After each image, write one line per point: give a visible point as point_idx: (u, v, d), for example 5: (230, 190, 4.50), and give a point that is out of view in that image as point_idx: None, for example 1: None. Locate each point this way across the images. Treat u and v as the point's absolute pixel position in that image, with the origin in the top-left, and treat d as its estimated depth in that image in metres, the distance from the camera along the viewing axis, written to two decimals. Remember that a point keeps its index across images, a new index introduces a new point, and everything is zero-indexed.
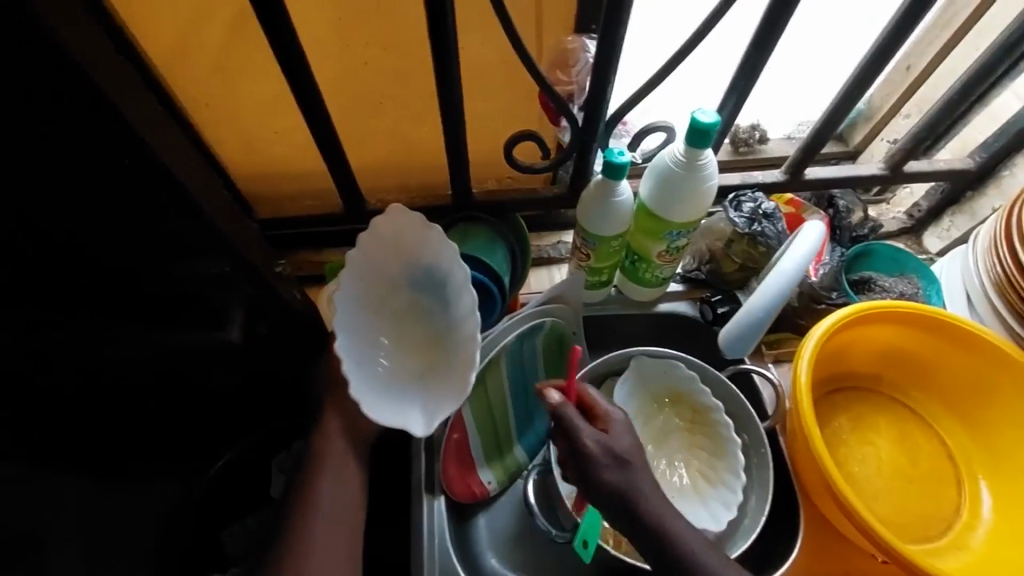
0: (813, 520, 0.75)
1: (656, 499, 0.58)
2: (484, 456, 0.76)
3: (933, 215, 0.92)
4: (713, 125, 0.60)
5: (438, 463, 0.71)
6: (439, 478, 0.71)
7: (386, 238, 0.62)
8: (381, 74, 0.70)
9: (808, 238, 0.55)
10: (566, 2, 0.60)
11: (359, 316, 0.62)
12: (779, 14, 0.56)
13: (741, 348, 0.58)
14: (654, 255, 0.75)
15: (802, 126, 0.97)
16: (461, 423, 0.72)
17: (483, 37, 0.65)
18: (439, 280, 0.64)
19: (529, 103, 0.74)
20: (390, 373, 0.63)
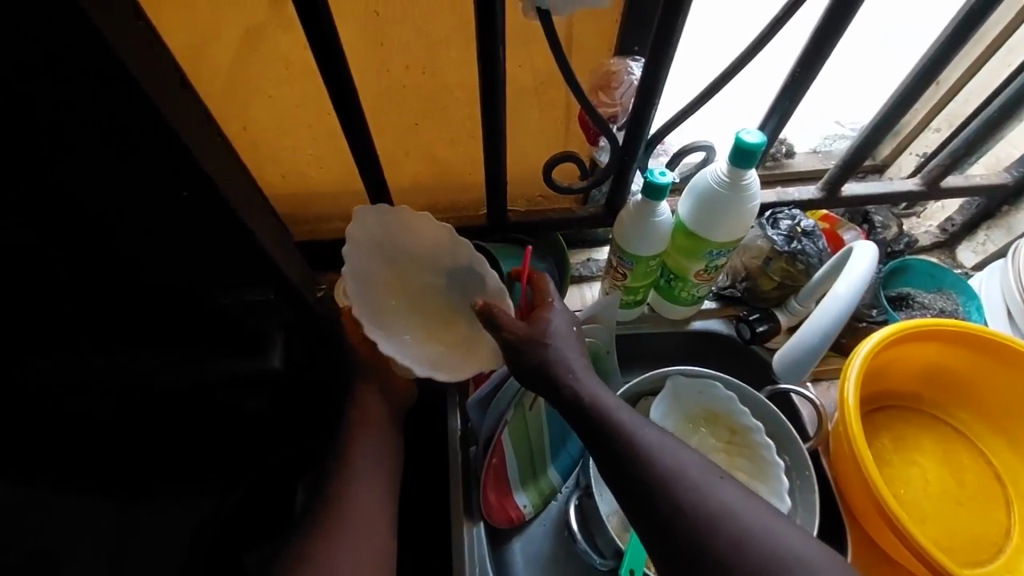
0: (860, 543, 0.73)
1: (703, 470, 0.52)
2: (519, 480, 0.74)
3: (967, 229, 0.90)
4: (759, 145, 0.59)
5: (478, 490, 0.70)
6: (479, 504, 0.70)
7: (364, 241, 0.68)
8: (421, 96, 0.70)
9: (861, 266, 0.57)
10: (611, 25, 0.60)
11: (376, 317, 0.68)
12: (827, 36, 0.56)
13: (797, 378, 0.59)
14: (692, 274, 0.74)
15: (830, 139, 0.94)
16: (501, 449, 0.71)
17: (524, 57, 0.65)
18: (436, 256, 0.70)
19: (567, 123, 0.74)
20: (419, 344, 0.69)
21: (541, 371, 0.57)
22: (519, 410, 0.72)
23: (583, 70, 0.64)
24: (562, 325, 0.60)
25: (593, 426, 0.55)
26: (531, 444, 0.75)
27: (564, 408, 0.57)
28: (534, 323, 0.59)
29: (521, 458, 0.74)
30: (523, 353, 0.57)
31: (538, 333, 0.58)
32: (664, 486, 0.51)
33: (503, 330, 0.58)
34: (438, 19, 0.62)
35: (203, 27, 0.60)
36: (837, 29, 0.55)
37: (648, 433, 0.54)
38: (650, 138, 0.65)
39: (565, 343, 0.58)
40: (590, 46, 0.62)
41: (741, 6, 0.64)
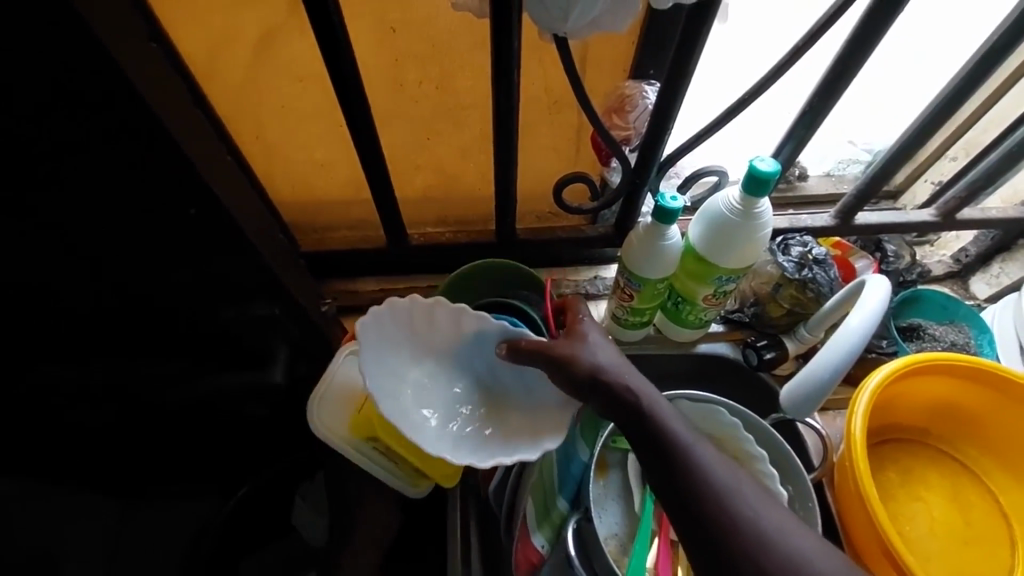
0: None
1: (761, 497, 0.49)
2: (536, 519, 0.73)
3: (981, 261, 0.89)
4: (773, 174, 0.59)
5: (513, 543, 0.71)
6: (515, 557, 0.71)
7: (376, 355, 0.63)
8: (433, 110, 0.70)
9: (873, 297, 0.56)
10: (626, 49, 0.60)
11: (423, 431, 0.63)
12: (846, 68, 0.56)
13: (806, 415, 0.56)
14: (701, 298, 0.73)
15: (844, 164, 0.92)
16: (526, 522, 0.72)
17: (538, 76, 0.64)
18: (444, 336, 0.66)
19: (579, 141, 0.73)
20: (485, 430, 0.65)
21: (594, 379, 0.54)
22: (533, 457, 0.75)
23: (597, 90, 0.63)
24: (601, 338, 0.57)
25: (646, 440, 0.52)
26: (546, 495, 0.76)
27: (616, 414, 0.53)
28: (574, 334, 0.57)
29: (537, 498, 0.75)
30: (570, 365, 0.54)
31: (579, 347, 0.55)
32: (718, 499, 0.48)
33: (549, 348, 0.56)
34: (455, 36, 0.62)
35: (218, 35, 0.60)
36: (856, 61, 0.55)
37: (703, 449, 0.51)
38: (662, 161, 0.64)
39: (609, 355, 0.55)
40: (605, 67, 0.61)
41: (762, 32, 0.63)
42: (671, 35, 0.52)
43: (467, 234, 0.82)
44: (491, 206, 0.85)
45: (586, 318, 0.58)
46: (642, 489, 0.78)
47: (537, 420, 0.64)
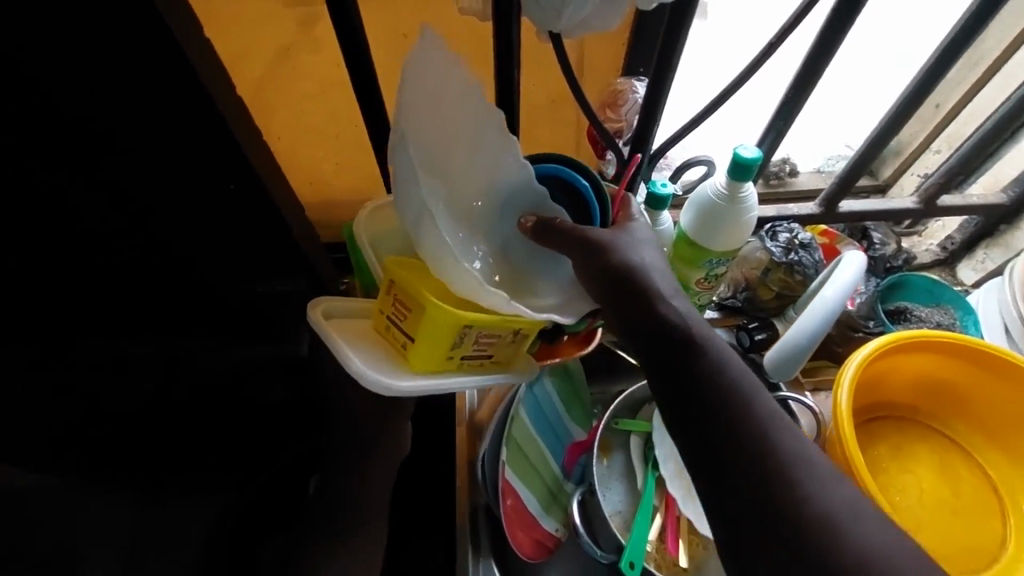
0: None
1: (828, 470, 0.41)
2: (540, 506, 0.76)
3: (966, 248, 0.93)
4: (755, 160, 0.64)
5: (505, 530, 0.71)
6: (511, 545, 0.71)
7: (417, 109, 0.43)
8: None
9: (850, 268, 0.62)
10: (617, 48, 0.67)
11: (429, 246, 0.45)
12: (813, 67, 0.61)
13: (791, 372, 0.64)
14: (694, 282, 0.77)
15: (832, 160, 0.97)
16: (511, 487, 0.72)
17: (538, 75, 0.70)
18: (477, 164, 0.49)
19: (580, 136, 0.79)
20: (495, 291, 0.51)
21: (627, 278, 0.46)
22: (508, 439, 0.75)
23: (592, 86, 0.71)
24: (648, 242, 0.50)
25: (675, 359, 0.45)
26: (534, 464, 0.77)
27: (649, 327, 0.46)
28: (620, 230, 0.50)
29: (532, 482, 0.76)
30: (606, 253, 0.47)
31: (621, 239, 0.48)
32: (772, 462, 0.40)
33: (592, 233, 0.48)
34: (462, 42, 0.68)
35: (250, 46, 0.66)
36: (825, 54, 0.60)
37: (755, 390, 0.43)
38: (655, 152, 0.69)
39: (651, 264, 0.48)
40: (600, 63, 0.69)
41: (732, 36, 0.71)
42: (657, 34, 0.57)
43: None
44: None
45: (637, 220, 0.52)
46: (645, 467, 0.82)
47: (560, 296, 0.53)
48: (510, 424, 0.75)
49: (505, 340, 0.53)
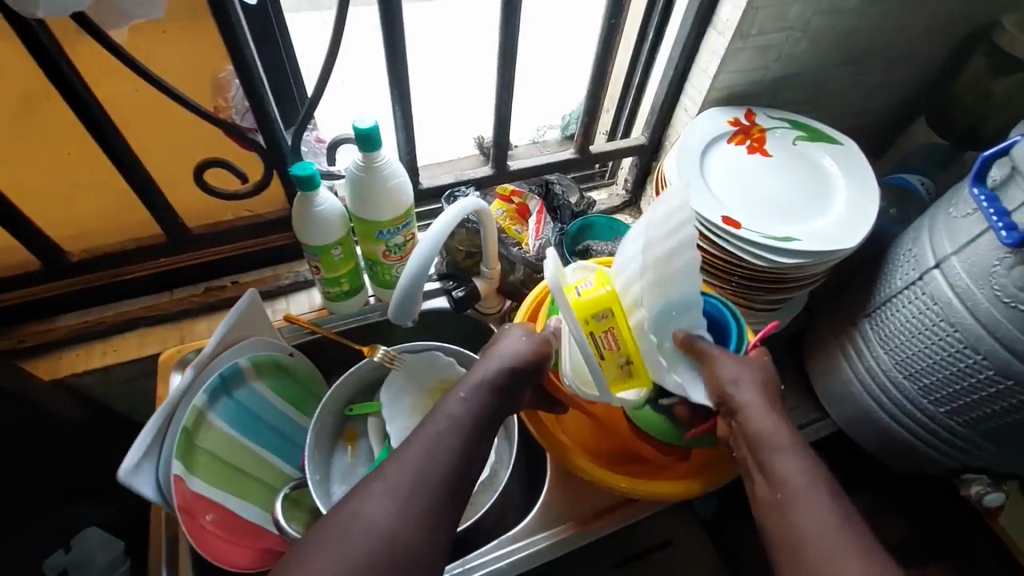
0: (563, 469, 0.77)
1: (828, 545, 0.49)
2: (244, 505, 0.73)
3: (639, 185, 1.08)
4: (371, 131, 0.67)
5: (198, 549, 0.65)
6: (212, 562, 0.66)
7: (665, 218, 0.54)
8: (34, 131, 0.68)
9: (455, 208, 0.65)
10: (187, 32, 0.62)
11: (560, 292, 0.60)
12: (393, 36, 0.65)
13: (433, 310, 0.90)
14: (381, 255, 0.81)
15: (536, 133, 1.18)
16: (209, 502, 0.68)
17: (108, 75, 0.64)
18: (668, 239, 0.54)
19: (217, 141, 0.74)
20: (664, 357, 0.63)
21: (721, 395, 0.59)
22: (193, 450, 0.68)
23: (192, 83, 0.66)
24: (760, 372, 0.60)
25: (764, 452, 0.55)
26: (231, 465, 0.73)
27: (741, 448, 0.58)
28: (746, 359, 0.61)
29: (230, 484, 0.72)
30: (712, 363, 0.60)
31: (720, 358, 0.60)
32: (801, 539, 0.50)
33: (716, 362, 0.60)
34: None
35: None
36: (396, 24, 0.64)
37: (787, 458, 0.55)
38: (292, 141, 0.71)
39: (752, 389, 0.58)
40: (188, 57, 0.64)
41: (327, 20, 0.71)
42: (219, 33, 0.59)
43: (133, 239, 0.81)
44: (140, 206, 0.80)
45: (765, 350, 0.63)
46: (381, 445, 0.85)
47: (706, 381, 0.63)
48: (195, 433, 0.68)
49: (615, 366, 0.62)
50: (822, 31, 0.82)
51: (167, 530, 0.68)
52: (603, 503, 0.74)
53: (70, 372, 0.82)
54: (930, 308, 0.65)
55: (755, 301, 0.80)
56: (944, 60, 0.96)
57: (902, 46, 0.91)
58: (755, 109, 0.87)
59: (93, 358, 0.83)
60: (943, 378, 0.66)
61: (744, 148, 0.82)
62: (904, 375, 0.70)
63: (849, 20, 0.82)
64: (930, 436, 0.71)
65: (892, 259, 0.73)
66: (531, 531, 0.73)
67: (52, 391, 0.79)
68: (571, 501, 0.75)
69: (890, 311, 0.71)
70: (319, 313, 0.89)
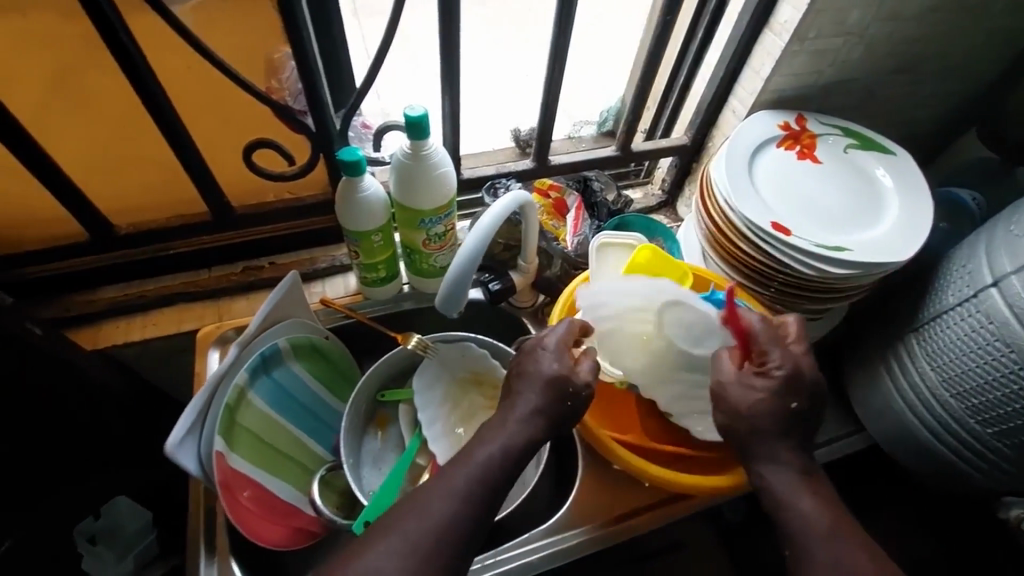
0: (593, 469, 0.77)
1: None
2: (281, 485, 0.74)
3: (677, 187, 1.07)
4: (422, 119, 0.67)
5: (237, 526, 0.66)
6: (250, 539, 0.66)
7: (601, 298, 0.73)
8: (94, 104, 0.68)
9: (502, 202, 0.64)
10: (254, 18, 0.63)
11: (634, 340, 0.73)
12: (450, 26, 0.65)
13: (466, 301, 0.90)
14: (420, 244, 0.81)
15: (576, 126, 1.19)
16: (247, 479, 0.69)
17: (166, 53, 0.64)
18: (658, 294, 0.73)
19: (268, 122, 0.74)
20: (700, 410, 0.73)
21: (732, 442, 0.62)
22: (234, 427, 0.69)
23: (247, 62, 0.66)
24: (755, 410, 0.60)
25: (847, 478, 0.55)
26: (269, 444, 0.74)
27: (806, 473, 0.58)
28: (744, 391, 0.61)
29: (270, 464, 0.73)
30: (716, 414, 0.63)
31: (719, 407, 0.62)
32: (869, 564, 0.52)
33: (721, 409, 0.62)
34: (46, 19, 0.60)
35: None
36: (454, 14, 0.64)
37: (799, 499, 0.57)
38: (340, 125, 0.71)
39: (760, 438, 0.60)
40: (244, 36, 0.64)
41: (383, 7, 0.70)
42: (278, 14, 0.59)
43: (179, 215, 0.83)
44: (189, 181, 0.80)
45: (768, 371, 0.61)
46: (412, 432, 0.85)
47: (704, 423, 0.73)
48: (237, 411, 0.69)
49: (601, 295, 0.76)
50: (881, 37, 0.80)
51: (205, 507, 0.69)
52: (634, 504, 0.74)
53: (110, 344, 0.83)
54: (985, 326, 0.64)
55: (795, 308, 0.79)
56: (1002, 73, 0.93)
57: (958, 58, 0.88)
58: (805, 114, 0.85)
59: (132, 332, 0.84)
60: (992, 399, 0.65)
61: (793, 152, 0.80)
62: (951, 393, 0.69)
63: (910, 27, 0.80)
64: (973, 456, 0.70)
65: (943, 274, 0.71)
66: (560, 528, 0.73)
67: (93, 361, 0.80)
68: (602, 501, 0.74)
69: (939, 327, 0.70)
70: (354, 297, 0.90)
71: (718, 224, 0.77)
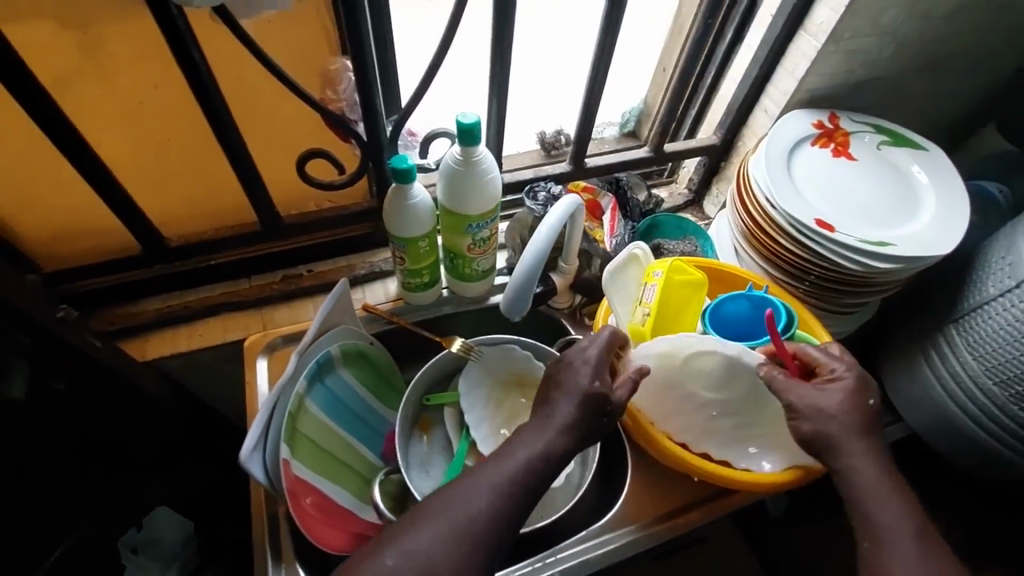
0: (642, 467, 0.78)
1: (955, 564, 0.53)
2: (339, 491, 0.75)
3: (704, 186, 1.09)
4: (475, 126, 0.68)
5: (305, 533, 0.67)
6: (316, 546, 0.67)
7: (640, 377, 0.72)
8: (159, 117, 0.69)
9: (559, 206, 0.65)
10: (314, 30, 0.64)
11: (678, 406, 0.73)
12: (503, 34, 0.66)
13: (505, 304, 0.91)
14: (465, 249, 0.82)
15: (601, 127, 1.20)
16: (309, 485, 0.69)
17: (229, 67, 0.65)
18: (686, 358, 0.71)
19: (319, 132, 0.75)
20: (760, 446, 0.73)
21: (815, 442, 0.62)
22: (295, 435, 0.69)
23: (304, 72, 0.67)
24: (846, 414, 0.61)
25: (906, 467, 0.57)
26: (327, 451, 0.75)
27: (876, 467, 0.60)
28: (825, 393, 0.63)
29: (328, 471, 0.74)
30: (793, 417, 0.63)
31: (803, 407, 0.63)
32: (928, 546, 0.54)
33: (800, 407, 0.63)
34: (118, 36, 0.61)
35: None
36: (507, 23, 0.65)
37: (884, 505, 0.58)
38: (392, 133, 0.72)
39: (847, 435, 0.61)
40: (304, 48, 0.65)
41: (432, 16, 0.71)
42: (341, 26, 0.60)
43: (228, 226, 0.83)
44: (239, 191, 0.81)
45: (841, 375, 0.64)
46: (458, 434, 0.86)
47: (775, 447, 0.71)
48: (297, 419, 0.70)
49: (638, 314, 0.75)
50: (911, 36, 0.82)
51: (266, 515, 0.69)
52: (685, 499, 0.75)
53: (157, 355, 0.84)
54: None
55: (834, 303, 0.81)
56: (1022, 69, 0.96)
57: (982, 55, 0.91)
58: (837, 112, 0.87)
59: (178, 342, 0.85)
60: None
61: (829, 150, 0.82)
62: (994, 381, 0.71)
63: (940, 26, 0.82)
64: (1016, 442, 0.72)
65: (981, 266, 0.73)
66: (614, 525, 0.74)
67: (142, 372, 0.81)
68: (653, 498, 0.76)
69: (980, 318, 0.72)
70: (395, 302, 0.91)
71: (760, 222, 0.78)
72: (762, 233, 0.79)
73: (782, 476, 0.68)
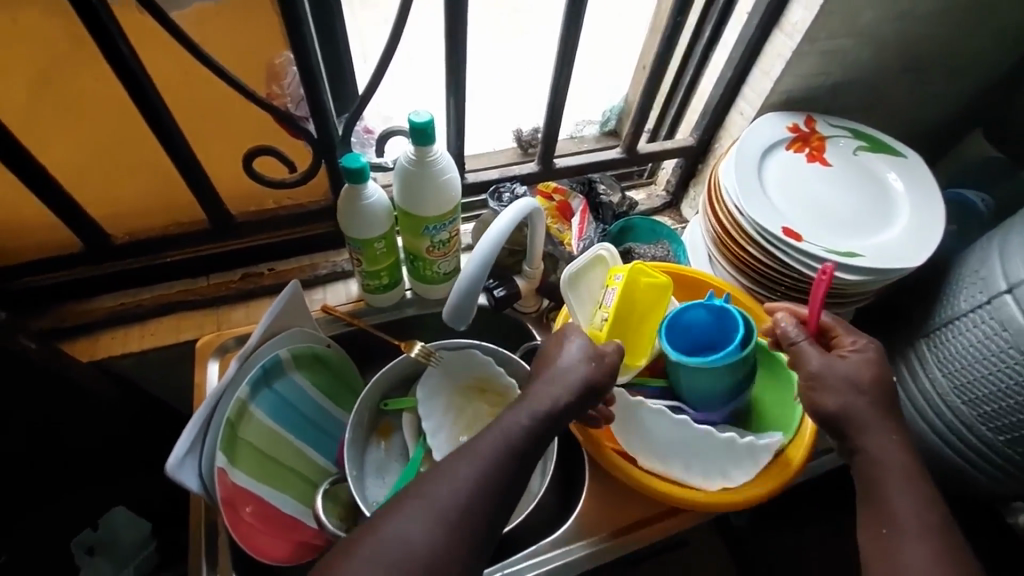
0: (600, 480, 0.75)
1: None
2: (284, 498, 0.72)
3: (682, 189, 1.05)
4: (427, 125, 0.65)
5: (241, 543, 0.64)
6: (253, 556, 0.65)
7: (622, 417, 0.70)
8: (88, 111, 0.66)
9: (509, 211, 0.63)
10: (255, 24, 0.61)
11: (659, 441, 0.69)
12: (455, 30, 0.63)
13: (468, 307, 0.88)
14: (424, 251, 0.79)
15: (580, 126, 1.17)
16: (249, 493, 0.67)
17: (159, 59, 0.62)
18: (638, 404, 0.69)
19: (267, 128, 0.72)
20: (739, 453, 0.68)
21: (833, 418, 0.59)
22: (236, 440, 0.67)
23: (248, 67, 0.64)
24: (872, 388, 0.59)
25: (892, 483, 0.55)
26: (272, 456, 0.72)
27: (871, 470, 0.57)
28: (846, 361, 0.60)
29: (273, 478, 0.72)
30: (818, 382, 0.60)
31: (827, 372, 0.60)
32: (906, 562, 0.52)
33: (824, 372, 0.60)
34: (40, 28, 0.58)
35: None
36: (459, 19, 0.62)
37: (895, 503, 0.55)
38: (343, 131, 0.69)
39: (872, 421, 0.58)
40: (245, 42, 0.62)
41: (385, 10, 0.68)
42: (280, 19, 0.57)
43: (178, 223, 0.81)
44: (184, 187, 0.78)
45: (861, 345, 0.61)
46: (415, 441, 0.84)
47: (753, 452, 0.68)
48: (239, 424, 0.68)
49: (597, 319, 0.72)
50: (890, 38, 0.79)
51: (207, 523, 0.67)
52: (642, 514, 0.73)
53: (107, 355, 0.81)
54: (998, 334, 0.63)
55: None
56: (1011, 72, 0.92)
57: (967, 59, 0.87)
58: (814, 115, 0.84)
59: (129, 342, 0.82)
60: (1005, 406, 0.64)
61: (802, 155, 0.79)
62: (963, 400, 0.69)
63: (920, 28, 0.79)
64: (986, 463, 0.69)
65: (954, 279, 0.70)
66: (569, 539, 0.71)
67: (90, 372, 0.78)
68: (610, 512, 0.73)
69: (951, 333, 0.69)
70: (356, 304, 0.88)
71: (727, 229, 0.76)
72: (731, 241, 0.76)
73: (738, 495, 0.66)
